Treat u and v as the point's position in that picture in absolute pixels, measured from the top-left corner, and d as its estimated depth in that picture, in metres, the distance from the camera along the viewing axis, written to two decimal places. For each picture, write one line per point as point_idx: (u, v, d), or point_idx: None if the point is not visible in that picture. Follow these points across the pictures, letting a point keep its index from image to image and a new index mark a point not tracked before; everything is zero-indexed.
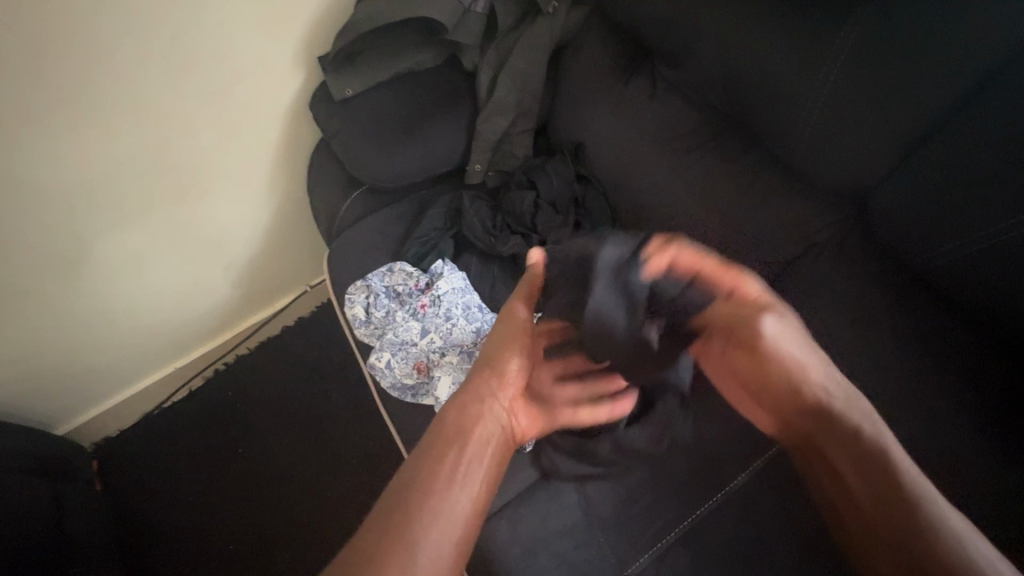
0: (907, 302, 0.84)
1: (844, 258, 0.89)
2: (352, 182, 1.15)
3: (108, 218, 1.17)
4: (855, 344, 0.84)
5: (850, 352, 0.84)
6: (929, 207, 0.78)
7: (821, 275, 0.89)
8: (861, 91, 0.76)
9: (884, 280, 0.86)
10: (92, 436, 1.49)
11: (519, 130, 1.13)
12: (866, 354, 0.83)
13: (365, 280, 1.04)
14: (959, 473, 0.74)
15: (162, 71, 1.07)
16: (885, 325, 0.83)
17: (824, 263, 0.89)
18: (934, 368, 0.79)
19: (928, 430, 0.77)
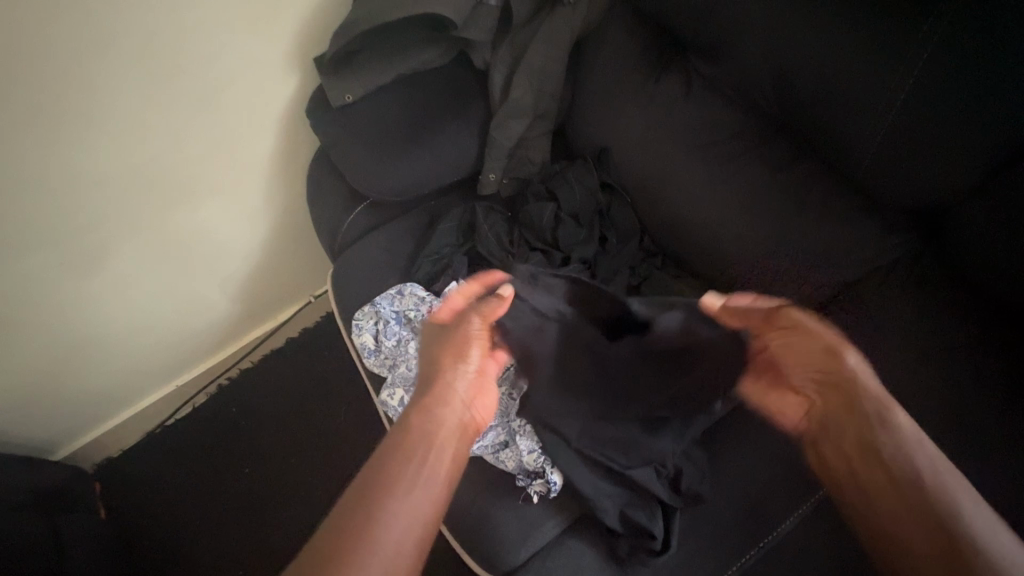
0: (984, 331, 0.76)
1: (915, 282, 0.80)
2: (355, 194, 1.06)
3: (96, 241, 1.09)
4: (927, 378, 0.75)
5: (908, 387, 0.75)
6: (1013, 234, 0.69)
7: (885, 301, 0.81)
8: (937, 104, 0.66)
9: (958, 308, 0.78)
10: (93, 458, 1.44)
11: (535, 134, 1.03)
12: (933, 393, 0.74)
13: (374, 305, 0.95)
14: None
15: (142, 80, 0.97)
16: (953, 359, 0.75)
17: (890, 288, 0.81)
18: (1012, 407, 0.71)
19: (1012, 485, 0.67)
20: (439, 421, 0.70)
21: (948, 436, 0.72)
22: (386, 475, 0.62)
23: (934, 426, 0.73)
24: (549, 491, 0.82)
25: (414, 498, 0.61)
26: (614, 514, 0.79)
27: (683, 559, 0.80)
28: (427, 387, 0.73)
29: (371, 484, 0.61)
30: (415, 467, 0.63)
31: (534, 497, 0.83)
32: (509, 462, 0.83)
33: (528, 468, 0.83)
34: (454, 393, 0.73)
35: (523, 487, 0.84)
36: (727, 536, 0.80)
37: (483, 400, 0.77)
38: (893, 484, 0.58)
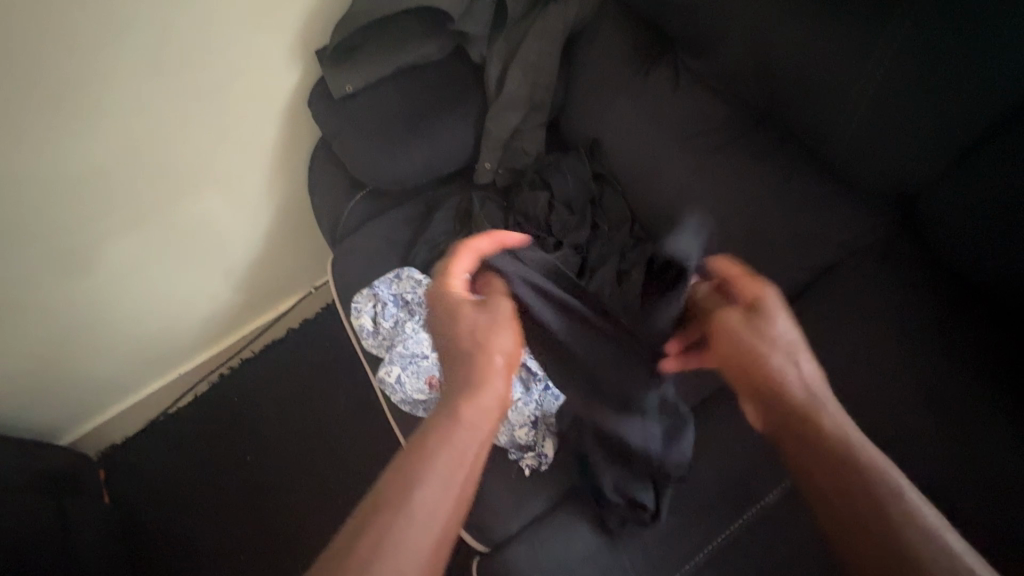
0: (950, 307, 0.81)
1: (890, 262, 0.85)
2: (355, 184, 1.09)
3: (102, 228, 1.12)
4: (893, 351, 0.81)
5: (884, 363, 0.80)
6: (980, 214, 0.73)
7: (858, 281, 0.86)
8: (906, 89, 0.70)
9: (930, 288, 0.83)
10: (97, 444, 1.47)
11: (530, 125, 1.06)
12: (893, 363, 0.81)
13: (372, 288, 0.98)
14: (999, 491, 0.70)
15: (150, 75, 1.01)
16: (923, 337, 0.80)
17: (864, 268, 0.86)
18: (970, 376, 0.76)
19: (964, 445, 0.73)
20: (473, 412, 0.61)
21: (924, 411, 0.77)
22: (411, 481, 0.55)
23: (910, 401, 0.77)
24: (540, 464, 0.87)
25: (426, 502, 0.54)
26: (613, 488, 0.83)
27: (667, 530, 0.83)
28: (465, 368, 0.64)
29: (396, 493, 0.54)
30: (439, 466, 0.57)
31: (525, 470, 0.87)
32: (501, 435, 0.87)
33: (520, 442, 0.87)
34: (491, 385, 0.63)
35: (516, 460, 0.88)
36: (711, 509, 0.84)
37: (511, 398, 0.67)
38: (849, 497, 0.53)
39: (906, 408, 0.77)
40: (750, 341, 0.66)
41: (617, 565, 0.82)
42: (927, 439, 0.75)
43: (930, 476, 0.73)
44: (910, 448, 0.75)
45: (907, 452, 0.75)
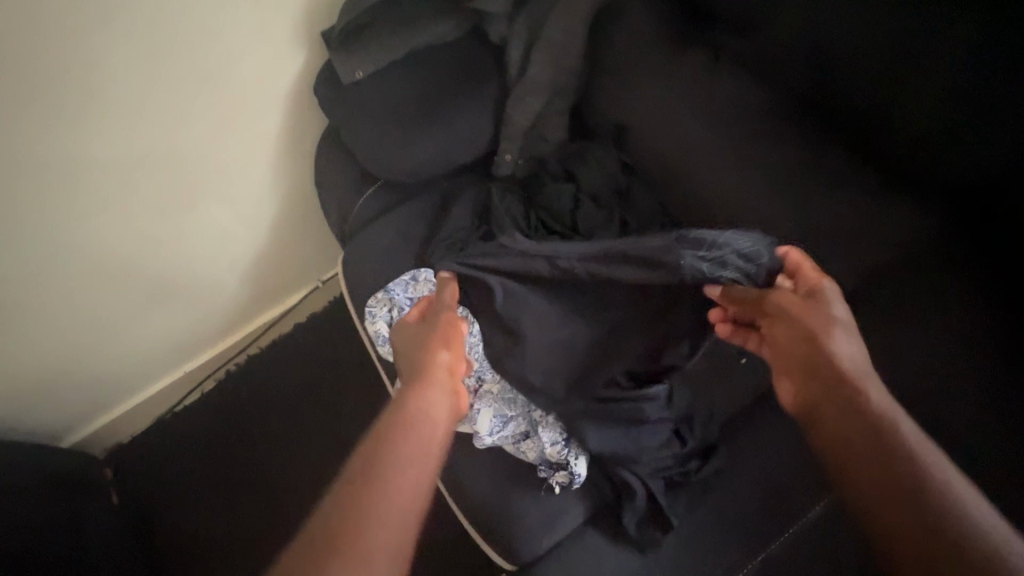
0: (985, 319, 0.81)
1: (931, 268, 0.83)
2: (366, 176, 1.02)
3: (100, 226, 1.06)
4: (931, 360, 0.80)
5: (936, 373, 0.80)
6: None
7: (902, 286, 0.83)
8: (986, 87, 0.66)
9: (966, 296, 0.82)
10: (103, 443, 1.44)
11: (553, 112, 0.99)
12: (932, 373, 0.80)
13: (388, 292, 0.92)
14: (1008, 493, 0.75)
15: (145, 60, 0.93)
16: (961, 345, 0.80)
17: (909, 272, 0.83)
18: (1003, 388, 0.78)
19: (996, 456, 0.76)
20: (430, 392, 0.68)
21: (959, 420, 0.78)
22: (381, 464, 0.58)
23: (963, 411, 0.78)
24: (572, 483, 0.80)
25: (402, 480, 0.58)
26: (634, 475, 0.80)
27: (704, 548, 0.79)
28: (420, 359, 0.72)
29: (370, 475, 0.57)
30: (404, 443, 0.61)
31: (555, 488, 0.81)
32: (530, 452, 0.82)
33: (550, 459, 0.81)
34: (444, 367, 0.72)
35: (545, 478, 0.82)
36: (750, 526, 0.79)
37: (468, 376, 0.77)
38: (891, 473, 0.53)
39: (954, 417, 0.78)
40: (805, 313, 0.67)
41: None
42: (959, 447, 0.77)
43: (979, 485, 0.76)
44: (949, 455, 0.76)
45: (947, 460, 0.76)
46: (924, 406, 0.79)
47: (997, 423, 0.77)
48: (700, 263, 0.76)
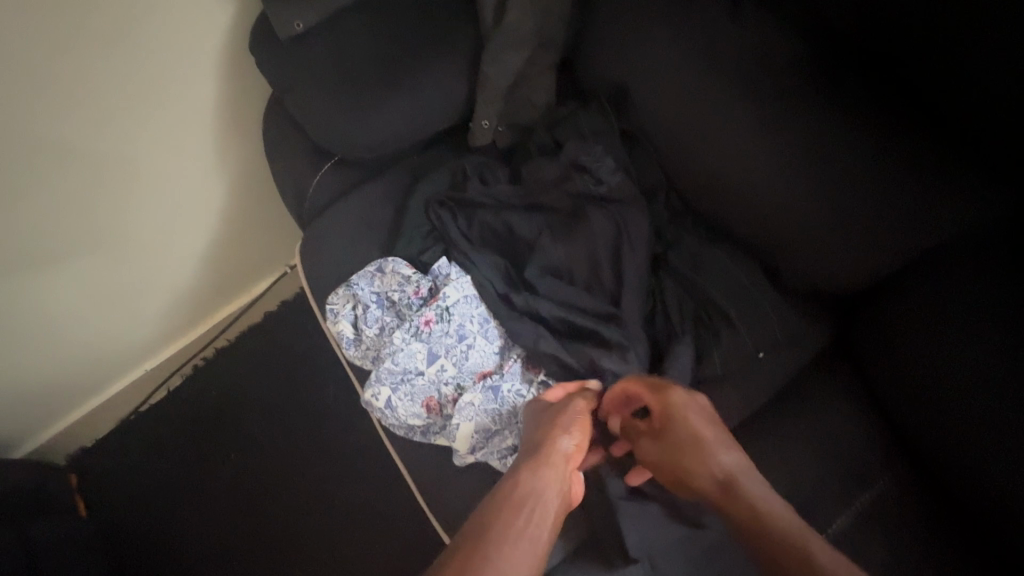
0: None
1: (996, 248, 0.66)
2: (323, 152, 0.88)
3: (16, 221, 0.91)
4: (986, 366, 0.65)
5: (975, 369, 0.66)
6: None
7: (944, 278, 0.69)
8: None
9: None
10: (64, 449, 1.33)
11: (538, 69, 0.84)
12: (988, 383, 0.65)
13: (350, 287, 0.80)
14: None
15: (29, 18, 0.76)
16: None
17: (956, 261, 0.68)
18: None
19: None
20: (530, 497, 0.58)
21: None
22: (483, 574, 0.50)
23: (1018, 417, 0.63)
24: None
25: None
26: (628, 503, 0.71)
27: None
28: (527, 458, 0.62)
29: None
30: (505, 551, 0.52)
31: None
32: None
33: None
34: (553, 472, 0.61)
35: None
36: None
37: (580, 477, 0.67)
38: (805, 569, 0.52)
39: (1004, 418, 0.64)
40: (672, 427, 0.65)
41: None
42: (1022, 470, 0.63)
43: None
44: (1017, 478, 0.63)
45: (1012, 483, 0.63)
46: (961, 406, 0.67)
47: None
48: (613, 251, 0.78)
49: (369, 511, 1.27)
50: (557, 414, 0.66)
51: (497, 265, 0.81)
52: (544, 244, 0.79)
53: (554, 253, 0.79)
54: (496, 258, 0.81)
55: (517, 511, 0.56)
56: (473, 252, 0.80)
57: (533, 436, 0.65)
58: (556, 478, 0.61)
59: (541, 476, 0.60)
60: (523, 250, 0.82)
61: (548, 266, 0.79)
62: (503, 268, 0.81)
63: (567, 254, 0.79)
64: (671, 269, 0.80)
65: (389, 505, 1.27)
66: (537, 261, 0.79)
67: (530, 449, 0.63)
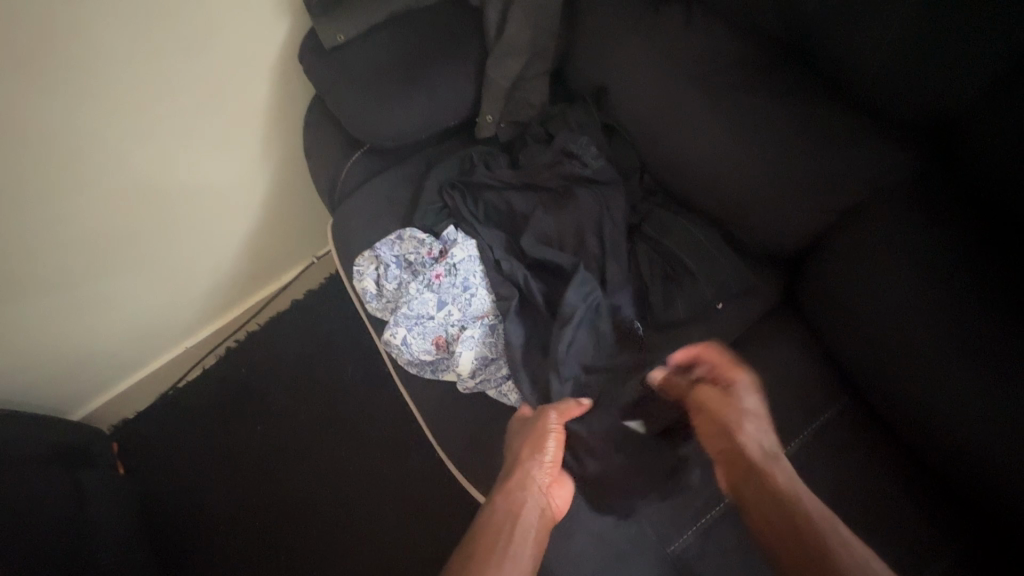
0: (973, 256, 0.74)
1: (910, 202, 0.79)
2: (354, 142, 1.05)
3: (99, 199, 1.09)
4: (905, 300, 0.77)
5: (893, 302, 0.78)
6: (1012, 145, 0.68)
7: (871, 231, 0.81)
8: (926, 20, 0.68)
9: (948, 229, 0.76)
10: (109, 419, 1.48)
11: (533, 74, 1.02)
12: (905, 316, 0.77)
13: (374, 251, 0.95)
14: (995, 441, 0.70)
15: (114, 38, 0.95)
16: (943, 284, 0.74)
17: (881, 215, 0.80)
18: (990, 324, 0.71)
19: (986, 398, 0.70)
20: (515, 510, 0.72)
21: (936, 362, 0.74)
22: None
23: (946, 350, 0.73)
24: None
25: None
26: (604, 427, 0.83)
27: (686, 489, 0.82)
28: (508, 476, 0.76)
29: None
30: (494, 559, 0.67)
31: None
32: (511, 394, 0.85)
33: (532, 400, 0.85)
34: (529, 485, 0.75)
35: None
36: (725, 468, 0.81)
37: (562, 491, 0.79)
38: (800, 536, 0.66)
39: (916, 344, 0.76)
40: (720, 408, 0.80)
41: (633, 517, 0.82)
42: (935, 386, 0.74)
43: (956, 419, 0.73)
44: (929, 396, 0.75)
45: (928, 400, 0.75)
46: (881, 337, 0.79)
47: (991, 361, 0.70)
48: (596, 220, 0.93)
49: (381, 479, 1.39)
50: (523, 437, 0.79)
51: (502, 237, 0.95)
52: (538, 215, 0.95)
53: (549, 223, 0.94)
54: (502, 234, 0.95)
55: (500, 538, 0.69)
56: (480, 227, 0.95)
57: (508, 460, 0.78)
58: (533, 496, 0.74)
59: (520, 496, 0.73)
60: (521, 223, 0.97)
61: (541, 233, 0.94)
62: (506, 241, 0.95)
63: (558, 223, 0.94)
64: (644, 237, 0.94)
65: (400, 473, 1.39)
66: (535, 231, 0.94)
67: (507, 470, 0.77)
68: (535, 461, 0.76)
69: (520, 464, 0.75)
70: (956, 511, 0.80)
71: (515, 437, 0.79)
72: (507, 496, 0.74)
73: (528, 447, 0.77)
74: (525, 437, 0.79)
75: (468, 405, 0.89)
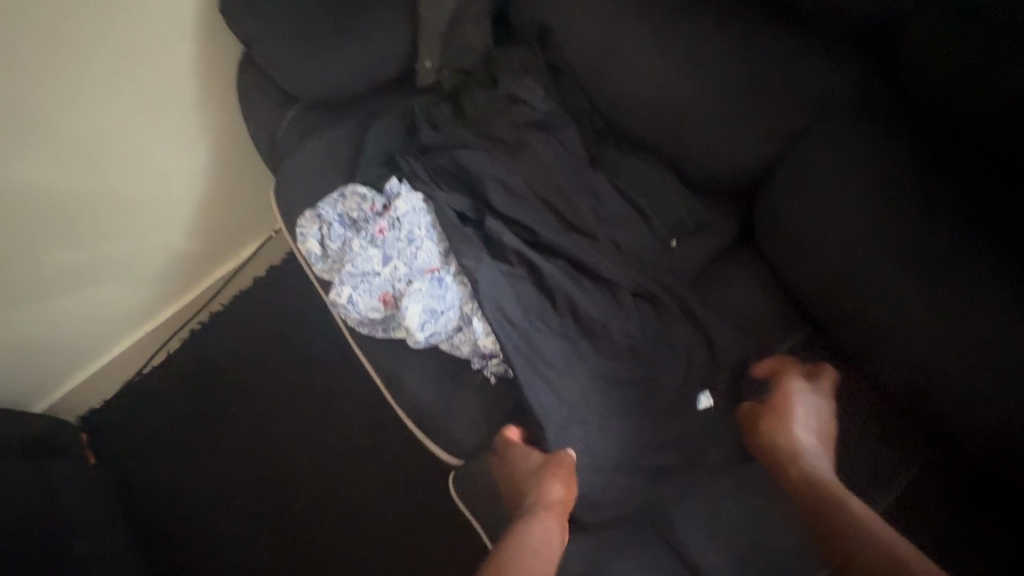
0: (915, 168, 0.74)
1: (852, 119, 0.77)
2: (290, 99, 1.00)
3: (29, 175, 1.02)
4: (851, 220, 0.77)
5: (840, 225, 0.78)
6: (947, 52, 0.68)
7: (815, 153, 0.79)
8: None
9: (891, 143, 0.75)
10: (75, 410, 1.44)
11: (471, 14, 0.96)
12: (851, 236, 0.77)
13: (316, 210, 0.90)
14: (937, 346, 0.72)
15: (4, 14, 0.87)
16: (889, 201, 0.75)
17: (823, 136, 0.79)
18: (934, 235, 0.72)
19: (927, 307, 0.73)
20: (538, 539, 0.74)
21: (880, 278, 0.76)
22: None
23: (901, 277, 0.74)
24: (505, 370, 0.85)
25: None
26: (562, 374, 0.81)
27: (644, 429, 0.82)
28: (527, 505, 0.77)
29: None
30: None
31: (491, 376, 0.86)
32: (463, 345, 0.83)
33: (484, 350, 0.83)
34: (548, 514, 0.76)
35: (480, 368, 0.86)
36: (668, 399, 0.83)
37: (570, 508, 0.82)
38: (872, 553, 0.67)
39: (862, 262, 0.77)
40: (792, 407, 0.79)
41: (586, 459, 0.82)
42: (879, 300, 0.76)
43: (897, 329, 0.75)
44: (872, 309, 0.77)
45: (872, 314, 0.77)
46: (830, 260, 0.80)
47: (932, 270, 0.72)
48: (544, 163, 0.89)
49: (358, 449, 1.38)
50: (541, 465, 0.78)
51: (453, 205, 0.88)
52: (486, 169, 0.89)
53: (498, 180, 0.88)
54: (450, 198, 0.88)
55: (535, 556, 0.73)
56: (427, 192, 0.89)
57: (523, 486, 0.79)
58: (555, 520, 0.76)
59: (544, 523, 0.75)
60: (467, 179, 0.90)
61: (505, 189, 0.88)
62: (454, 204, 0.88)
63: (509, 179, 0.88)
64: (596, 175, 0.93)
65: (377, 443, 1.38)
66: (485, 191, 0.88)
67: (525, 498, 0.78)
68: (555, 489, 0.77)
69: (540, 493, 0.77)
70: (914, 431, 0.82)
71: (530, 464, 0.79)
72: (533, 527, 0.75)
73: (547, 477, 0.77)
74: (541, 466, 0.78)
75: (423, 361, 0.88)
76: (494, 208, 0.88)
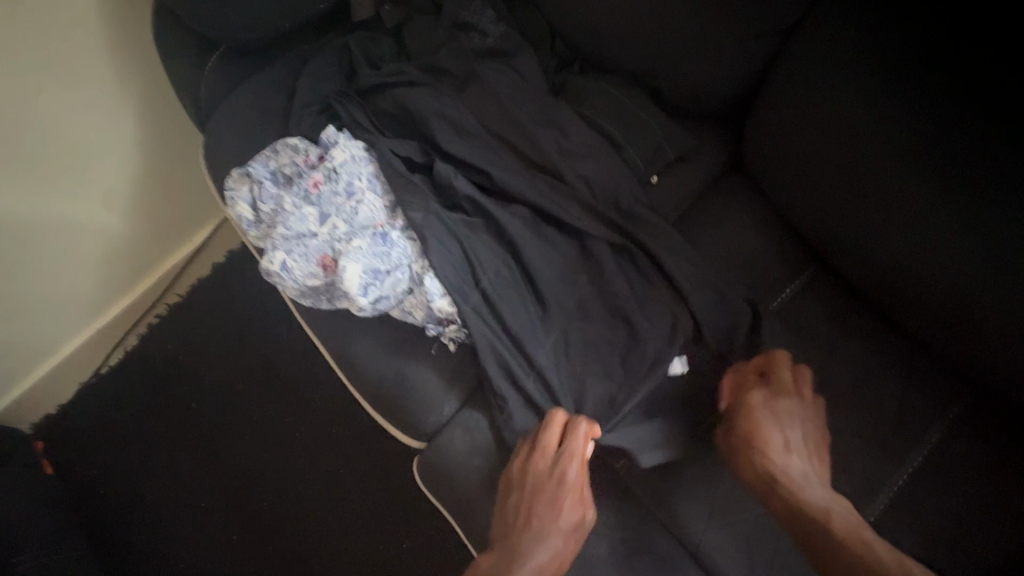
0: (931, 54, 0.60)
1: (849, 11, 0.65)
2: (212, 46, 0.88)
3: None
4: (858, 137, 0.66)
5: (845, 143, 0.67)
6: None
7: (812, 60, 0.68)
8: None
9: (899, 30, 0.62)
10: (29, 416, 1.33)
11: None
12: (859, 155, 0.67)
13: (245, 168, 0.78)
14: (966, 274, 0.63)
15: None
16: (902, 103, 0.63)
17: (819, 37, 0.67)
18: (957, 138, 0.60)
19: (954, 227, 0.62)
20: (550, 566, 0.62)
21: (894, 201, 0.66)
22: None
23: (913, 199, 0.64)
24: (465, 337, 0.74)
25: None
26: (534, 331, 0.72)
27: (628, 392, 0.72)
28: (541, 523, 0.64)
29: None
30: None
31: (450, 343, 0.75)
32: (417, 311, 0.73)
33: (439, 315, 0.72)
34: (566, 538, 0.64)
35: (437, 335, 0.75)
36: (660, 357, 0.72)
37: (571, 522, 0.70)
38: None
39: (873, 185, 0.67)
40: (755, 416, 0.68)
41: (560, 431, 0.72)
42: (896, 226, 0.67)
43: (920, 258, 0.66)
44: (888, 239, 0.68)
45: (888, 244, 0.68)
46: (835, 186, 0.70)
47: (958, 184, 0.61)
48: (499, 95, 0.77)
49: (331, 441, 1.28)
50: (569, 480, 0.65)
51: (406, 146, 0.78)
52: (432, 103, 0.77)
53: (448, 114, 0.77)
54: (401, 140, 0.78)
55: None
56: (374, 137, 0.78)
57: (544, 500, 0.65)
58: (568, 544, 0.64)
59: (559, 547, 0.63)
60: (408, 117, 0.79)
61: (452, 127, 0.77)
62: (406, 147, 0.78)
63: (460, 113, 0.77)
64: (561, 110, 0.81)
65: (351, 432, 1.28)
66: (433, 128, 0.77)
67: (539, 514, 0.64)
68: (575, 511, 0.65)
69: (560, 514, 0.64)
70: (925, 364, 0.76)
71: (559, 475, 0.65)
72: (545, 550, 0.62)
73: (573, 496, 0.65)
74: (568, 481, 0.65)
75: (376, 333, 0.77)
76: (444, 152, 0.76)
